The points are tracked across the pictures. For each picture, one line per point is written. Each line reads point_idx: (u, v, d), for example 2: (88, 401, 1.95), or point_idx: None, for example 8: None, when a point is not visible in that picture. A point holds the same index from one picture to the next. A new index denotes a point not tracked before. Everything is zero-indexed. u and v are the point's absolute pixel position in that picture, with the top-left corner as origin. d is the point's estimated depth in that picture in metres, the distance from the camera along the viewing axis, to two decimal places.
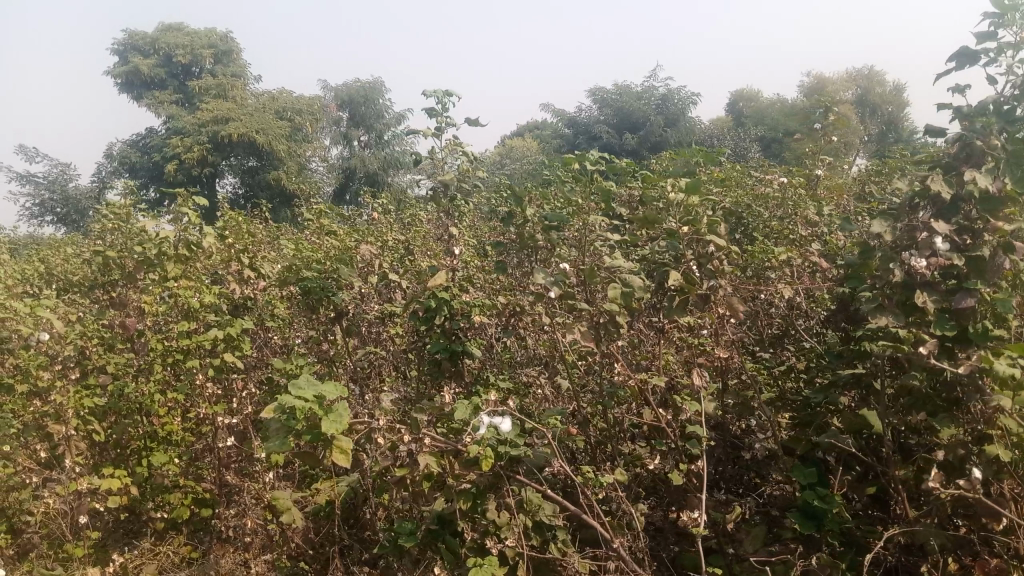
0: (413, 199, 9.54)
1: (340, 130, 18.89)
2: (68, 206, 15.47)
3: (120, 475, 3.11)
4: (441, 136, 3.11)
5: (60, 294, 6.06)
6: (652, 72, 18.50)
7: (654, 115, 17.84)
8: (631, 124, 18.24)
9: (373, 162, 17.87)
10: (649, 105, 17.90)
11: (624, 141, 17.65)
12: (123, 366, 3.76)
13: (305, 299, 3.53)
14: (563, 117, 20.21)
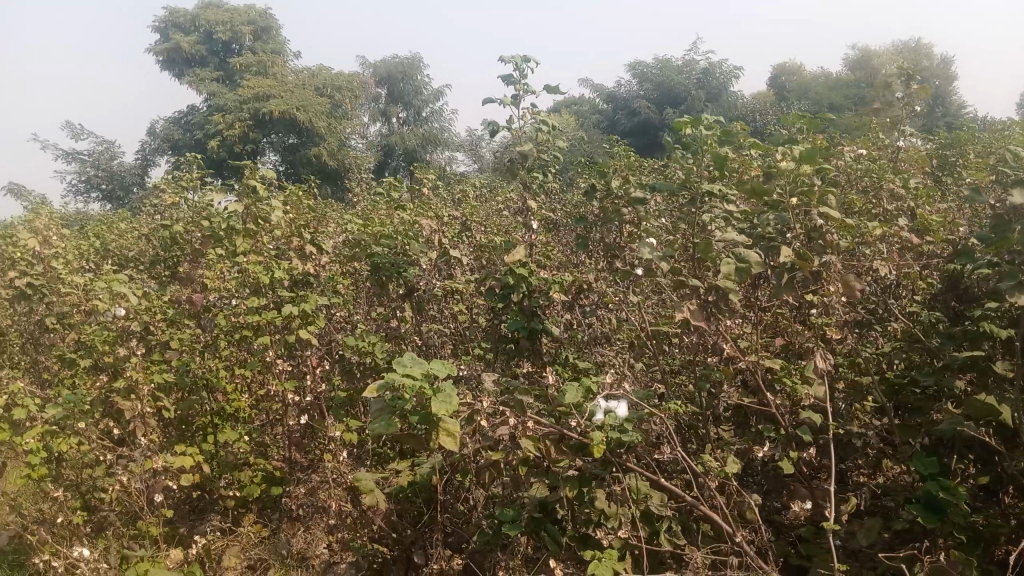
0: (458, 175, 9.41)
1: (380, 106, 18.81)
2: (113, 183, 15.60)
3: (192, 453, 3.07)
4: (519, 105, 3.02)
5: (116, 270, 6.06)
6: (695, 45, 18.08)
7: (696, 89, 17.45)
8: (672, 98, 17.87)
9: (412, 139, 17.79)
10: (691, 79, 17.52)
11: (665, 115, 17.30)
12: (189, 341, 3.73)
13: (375, 276, 3.49)
14: (603, 92, 19.89)
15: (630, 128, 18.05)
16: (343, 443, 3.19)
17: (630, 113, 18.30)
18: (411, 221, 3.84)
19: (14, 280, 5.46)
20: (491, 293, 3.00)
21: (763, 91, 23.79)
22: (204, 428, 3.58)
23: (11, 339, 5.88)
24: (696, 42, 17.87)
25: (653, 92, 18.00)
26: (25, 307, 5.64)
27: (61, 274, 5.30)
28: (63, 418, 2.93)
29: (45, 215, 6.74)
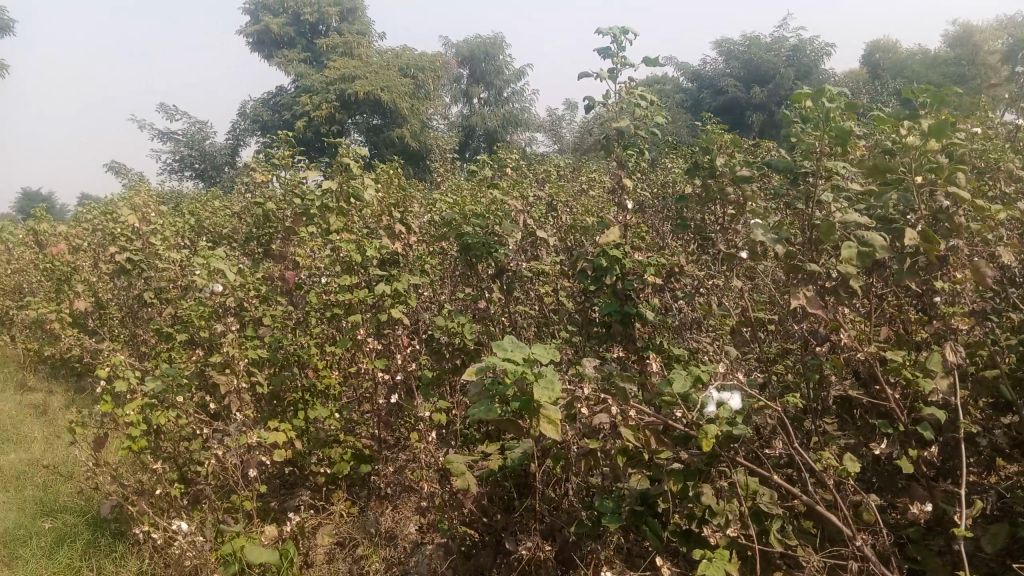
0: (540, 156, 9.33)
1: (462, 87, 18.88)
2: (205, 162, 16.07)
3: (284, 429, 3.11)
4: (616, 79, 2.94)
5: (211, 247, 6.22)
6: (785, 22, 17.45)
7: (785, 67, 16.85)
8: (760, 77, 17.33)
9: (492, 119, 17.80)
10: (779, 56, 16.93)
11: (752, 94, 16.80)
12: (281, 318, 3.78)
13: (464, 256, 3.42)
14: (688, 70, 19.44)
15: (715, 108, 17.59)
16: (432, 423, 3.18)
17: (715, 93, 17.83)
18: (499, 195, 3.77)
19: (116, 255, 5.66)
20: (583, 275, 2.93)
21: (855, 69, 22.85)
22: (296, 404, 3.62)
23: (114, 313, 6.11)
24: (786, 18, 17.27)
25: (739, 71, 17.47)
26: (126, 282, 5.84)
27: (160, 250, 5.46)
28: (163, 391, 3.00)
29: (145, 193, 6.97)
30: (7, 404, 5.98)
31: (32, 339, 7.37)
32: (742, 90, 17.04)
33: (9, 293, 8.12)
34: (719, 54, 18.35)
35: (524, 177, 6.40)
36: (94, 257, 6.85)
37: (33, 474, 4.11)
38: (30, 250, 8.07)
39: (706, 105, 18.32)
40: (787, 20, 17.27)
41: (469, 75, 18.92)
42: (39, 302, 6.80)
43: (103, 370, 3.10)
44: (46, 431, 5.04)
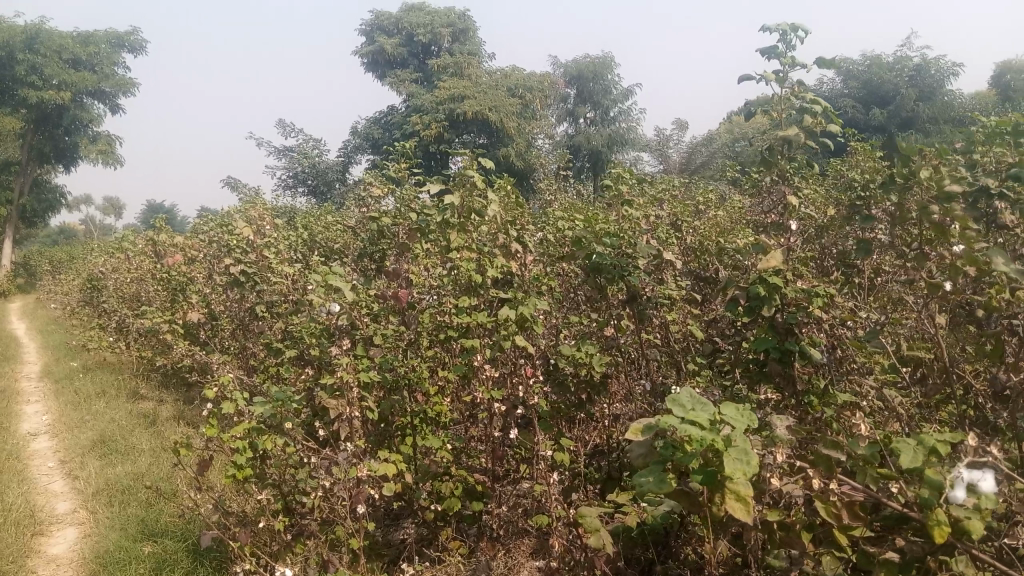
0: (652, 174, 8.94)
1: (569, 108, 18.75)
2: (317, 178, 16.37)
3: (396, 461, 2.89)
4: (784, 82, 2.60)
5: (321, 261, 6.13)
6: (909, 40, 16.51)
7: (907, 87, 15.84)
8: (880, 97, 16.38)
9: (598, 138, 17.49)
10: (901, 75, 15.96)
11: (870, 116, 15.89)
12: (394, 339, 3.57)
13: (593, 279, 3.03)
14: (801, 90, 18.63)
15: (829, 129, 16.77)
16: (554, 463, 2.89)
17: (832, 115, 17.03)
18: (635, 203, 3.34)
19: (231, 267, 5.65)
20: (733, 306, 2.60)
21: (982, 91, 21.40)
22: (404, 430, 3.38)
23: (225, 325, 6.09)
24: (910, 37, 16.33)
25: (859, 91, 16.70)
26: (239, 295, 5.81)
27: (272, 263, 5.39)
28: (272, 416, 2.84)
29: (260, 205, 6.98)
30: (119, 412, 6.04)
31: (147, 347, 7.49)
32: (862, 111, 16.26)
33: (127, 301, 8.32)
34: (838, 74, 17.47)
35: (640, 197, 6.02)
36: (209, 269, 6.89)
37: (136, 490, 4.05)
38: (149, 260, 8.24)
39: None
40: (911, 38, 16.34)
41: (577, 94, 18.69)
42: (155, 312, 6.88)
43: (211, 390, 2.96)
44: (154, 443, 5.01)
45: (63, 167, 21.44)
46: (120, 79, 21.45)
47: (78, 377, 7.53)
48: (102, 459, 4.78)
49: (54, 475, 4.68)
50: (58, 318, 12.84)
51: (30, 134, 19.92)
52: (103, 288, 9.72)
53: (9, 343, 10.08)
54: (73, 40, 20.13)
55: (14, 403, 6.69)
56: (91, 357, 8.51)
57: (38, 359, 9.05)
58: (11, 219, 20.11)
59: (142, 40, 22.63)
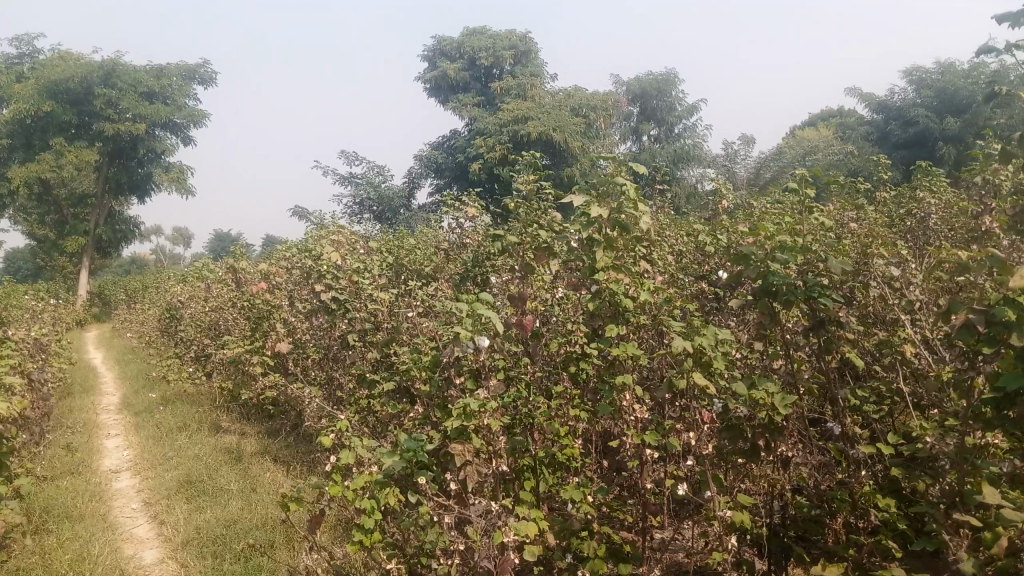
0: (736, 188, 8.48)
1: (634, 125, 18.31)
2: (383, 203, 16.19)
3: (541, 521, 2.49)
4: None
5: (410, 287, 5.77)
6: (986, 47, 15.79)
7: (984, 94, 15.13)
8: (955, 106, 15.76)
9: (663, 154, 17.00)
10: (977, 83, 15.26)
11: (945, 124, 15.19)
12: (520, 374, 3.15)
13: (769, 301, 2.56)
14: (871, 101, 17.98)
15: (904, 140, 16.05)
16: (729, 523, 2.43)
17: (904, 124, 16.23)
18: (801, 211, 2.87)
19: (321, 295, 5.33)
20: (965, 332, 2.13)
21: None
22: (533, 478, 2.96)
23: (312, 355, 5.79)
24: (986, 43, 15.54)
25: (933, 100, 15.98)
26: (328, 324, 5.51)
27: (363, 290, 5.06)
28: (404, 470, 2.45)
29: (343, 229, 6.68)
30: (203, 447, 5.76)
31: (227, 378, 7.24)
32: (935, 119, 15.45)
33: (205, 329, 8.12)
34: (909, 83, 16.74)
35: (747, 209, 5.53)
36: (293, 296, 6.60)
37: (229, 539, 3.70)
38: (228, 288, 8.04)
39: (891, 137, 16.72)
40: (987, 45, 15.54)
41: (642, 112, 18.27)
42: (237, 343, 6.62)
43: (328, 437, 2.58)
44: (242, 483, 4.68)
45: (136, 198, 21.73)
46: (191, 110, 21.69)
47: (158, 409, 7.31)
48: (189, 502, 4.46)
49: (139, 519, 4.38)
50: (135, 347, 12.81)
51: (105, 165, 20.36)
52: (179, 318, 9.54)
53: (87, 374, 9.98)
54: (146, 73, 20.47)
55: (95, 437, 6.48)
56: (170, 388, 8.33)
57: (117, 390, 8.92)
58: (88, 249, 20.48)
59: (212, 72, 23.00)
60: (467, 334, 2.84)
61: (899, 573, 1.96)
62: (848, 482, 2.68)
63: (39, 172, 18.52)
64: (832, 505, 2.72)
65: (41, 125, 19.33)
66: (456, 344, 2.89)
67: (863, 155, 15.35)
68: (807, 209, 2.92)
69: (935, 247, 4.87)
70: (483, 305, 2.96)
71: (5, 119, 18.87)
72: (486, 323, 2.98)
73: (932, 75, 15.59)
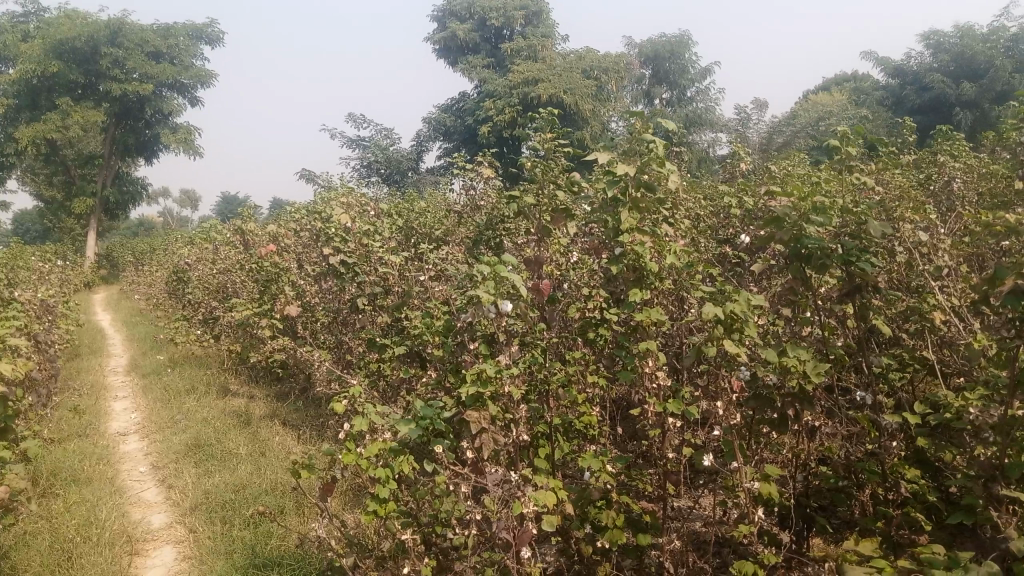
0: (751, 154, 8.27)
1: (645, 88, 17.98)
2: (391, 166, 16.00)
3: (560, 491, 2.40)
4: None
5: (420, 250, 5.65)
6: (1007, 10, 15.33)
7: (1002, 59, 14.72)
8: (971, 71, 15.24)
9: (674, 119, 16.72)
10: (996, 47, 14.84)
11: (960, 90, 14.79)
12: (537, 341, 3.05)
13: (802, 267, 2.44)
14: (887, 65, 17.58)
15: (918, 105, 15.68)
16: (756, 495, 2.34)
17: (920, 89, 15.86)
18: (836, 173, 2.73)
19: (330, 258, 5.22)
20: (1013, 299, 2.02)
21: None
22: (549, 447, 2.87)
23: (321, 319, 5.70)
24: (1006, 6, 15.10)
25: (950, 65, 15.54)
26: (338, 288, 5.40)
27: (373, 253, 4.94)
28: (419, 438, 2.35)
29: (352, 192, 6.54)
30: (211, 410, 5.70)
31: (235, 341, 7.17)
32: (951, 85, 15.05)
33: (213, 292, 8.03)
34: (926, 48, 16.28)
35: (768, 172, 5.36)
36: (302, 258, 6.49)
37: (237, 505, 3.64)
38: (236, 251, 7.93)
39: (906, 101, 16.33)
40: (1007, 8, 15.10)
41: (653, 75, 17.94)
42: (245, 306, 6.53)
43: (339, 403, 2.49)
44: (251, 447, 4.62)
45: (144, 160, 21.58)
46: (198, 71, 21.44)
47: (167, 371, 7.26)
48: (197, 466, 4.40)
49: (147, 482, 4.33)
50: (143, 309, 12.78)
51: (113, 126, 20.21)
52: (188, 280, 9.47)
53: (96, 336, 9.94)
54: (153, 32, 20.22)
55: (104, 399, 6.43)
56: (178, 351, 8.27)
57: (125, 352, 8.87)
58: (96, 211, 20.40)
59: (219, 32, 22.69)
60: (488, 298, 2.71)
61: (939, 551, 1.86)
62: (878, 454, 2.57)
63: (46, 133, 18.38)
64: (859, 477, 2.62)
65: (47, 84, 19.14)
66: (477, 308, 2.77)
67: (876, 121, 15.03)
68: (842, 171, 2.79)
69: (965, 213, 4.69)
70: (500, 268, 2.85)
71: (11, 79, 18.71)
72: (502, 287, 2.86)
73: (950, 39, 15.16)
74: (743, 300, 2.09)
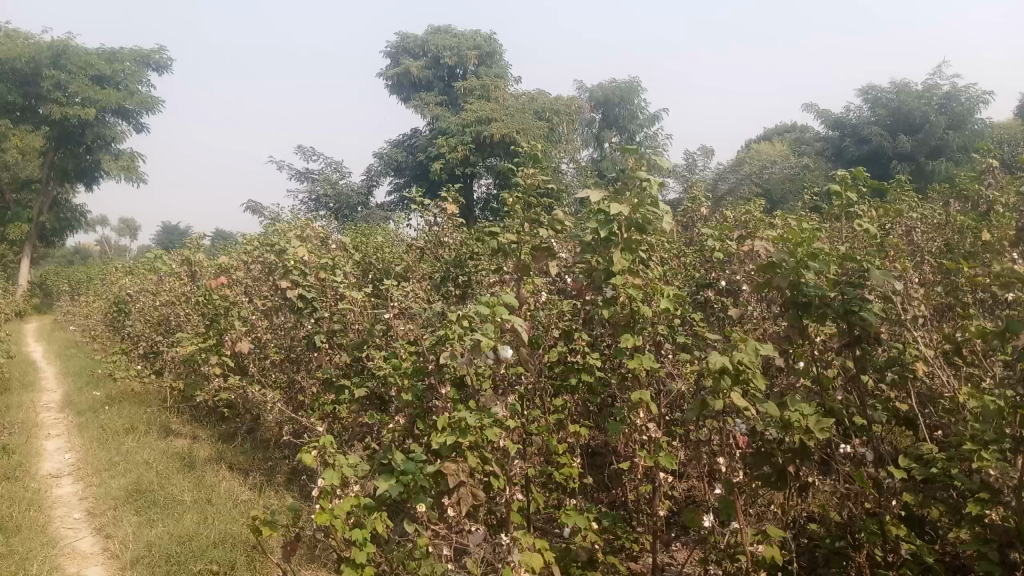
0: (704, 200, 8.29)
1: (594, 132, 18.09)
2: (341, 201, 15.77)
3: (547, 552, 2.24)
4: None
5: (377, 286, 5.45)
6: (941, 69, 15.89)
7: (936, 115, 15.20)
8: (907, 125, 15.75)
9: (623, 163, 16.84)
10: (931, 103, 15.34)
11: (897, 143, 15.21)
12: (517, 387, 2.89)
13: (805, 314, 2.33)
14: (828, 116, 18.05)
15: (857, 156, 16.11)
16: (756, 557, 2.21)
17: (859, 141, 16.30)
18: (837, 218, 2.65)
19: (287, 293, 4.99)
20: None
21: (1005, 127, 20.75)
22: (529, 500, 2.71)
23: (274, 356, 5.44)
24: (940, 65, 15.64)
25: (886, 118, 16.01)
26: (293, 325, 5.17)
27: (334, 289, 4.74)
28: (396, 493, 2.17)
29: (307, 225, 6.33)
30: (152, 451, 5.37)
31: (179, 377, 6.84)
32: (889, 138, 15.52)
33: (156, 325, 7.69)
34: (865, 101, 16.77)
35: (732, 217, 5.34)
36: (254, 292, 6.23)
37: (183, 559, 3.37)
38: (182, 283, 7.62)
39: (846, 152, 16.73)
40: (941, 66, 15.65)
41: (603, 119, 18.12)
42: (191, 341, 6.23)
43: (309, 454, 2.29)
44: (197, 494, 4.33)
45: (84, 186, 20.94)
46: (144, 97, 20.95)
47: (105, 408, 6.89)
48: (138, 514, 4.10)
49: (81, 532, 4.01)
50: (78, 341, 12.24)
51: (53, 151, 19.57)
52: (129, 312, 9.08)
53: (28, 368, 9.45)
54: (99, 57, 19.74)
55: (35, 438, 6.03)
56: (116, 386, 7.87)
57: (59, 386, 8.43)
58: (31, 237, 19.66)
59: (168, 59, 22.31)
60: (487, 341, 2.58)
61: None
62: (877, 513, 2.47)
63: None
64: (857, 536, 2.52)
65: None
66: (476, 353, 2.62)
67: (818, 171, 15.36)
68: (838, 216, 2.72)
69: (929, 263, 4.70)
70: (483, 308, 2.71)
71: None
72: (483, 329, 2.69)
73: (888, 94, 15.63)
74: (752, 351, 1.98)
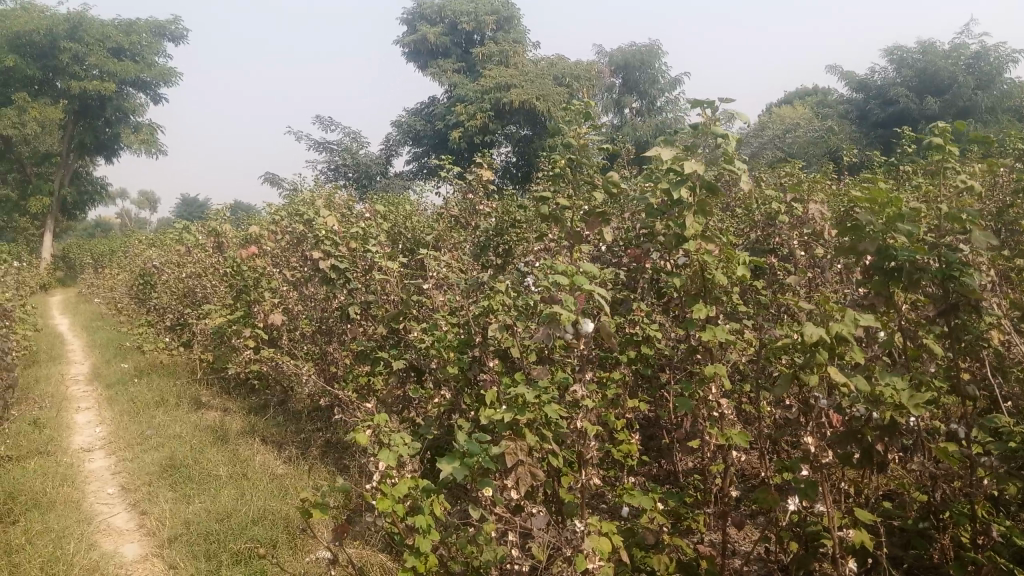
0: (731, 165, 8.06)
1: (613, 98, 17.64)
2: (361, 170, 15.60)
3: (618, 537, 2.11)
4: None
5: (409, 256, 5.30)
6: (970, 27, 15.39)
7: (964, 75, 14.76)
8: (934, 86, 15.32)
9: (644, 129, 16.52)
10: (959, 63, 14.88)
11: (924, 105, 14.80)
12: (574, 360, 2.75)
13: (896, 280, 2.16)
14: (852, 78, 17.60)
15: (881, 119, 15.73)
16: (842, 541, 2.07)
17: (883, 103, 15.90)
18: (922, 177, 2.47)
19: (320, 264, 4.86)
20: None
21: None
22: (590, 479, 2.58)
23: (305, 328, 5.33)
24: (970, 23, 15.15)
25: (912, 79, 15.57)
26: (325, 296, 5.05)
27: (368, 259, 4.60)
28: (458, 474, 2.04)
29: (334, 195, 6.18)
30: (184, 424, 5.29)
31: (208, 349, 6.75)
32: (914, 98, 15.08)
33: (182, 298, 7.60)
34: (889, 62, 16.28)
35: (770, 182, 5.14)
36: (282, 262, 6.09)
37: (222, 538, 3.27)
38: (208, 255, 7.51)
39: (869, 115, 16.32)
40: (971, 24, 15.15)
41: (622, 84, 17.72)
42: (219, 313, 6.13)
43: (363, 433, 2.16)
44: (232, 468, 4.24)
45: (104, 159, 20.88)
46: (161, 68, 20.78)
47: (134, 381, 6.83)
48: (173, 490, 4.02)
49: (116, 508, 3.94)
50: (103, 314, 12.23)
51: (72, 124, 19.48)
52: (153, 284, 9.00)
53: (55, 341, 9.42)
54: (115, 28, 19.55)
55: (65, 412, 5.97)
56: (144, 359, 7.81)
57: (86, 359, 8.39)
58: (52, 210, 19.67)
59: (185, 29, 22.11)
60: (552, 313, 2.45)
61: None
62: (965, 493, 2.32)
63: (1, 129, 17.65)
64: (941, 516, 2.37)
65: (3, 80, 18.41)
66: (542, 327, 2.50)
67: (842, 135, 15.00)
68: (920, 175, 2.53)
69: None
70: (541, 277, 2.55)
71: None
72: (540, 301, 2.55)
73: (914, 54, 15.18)
74: (850, 322, 1.82)
